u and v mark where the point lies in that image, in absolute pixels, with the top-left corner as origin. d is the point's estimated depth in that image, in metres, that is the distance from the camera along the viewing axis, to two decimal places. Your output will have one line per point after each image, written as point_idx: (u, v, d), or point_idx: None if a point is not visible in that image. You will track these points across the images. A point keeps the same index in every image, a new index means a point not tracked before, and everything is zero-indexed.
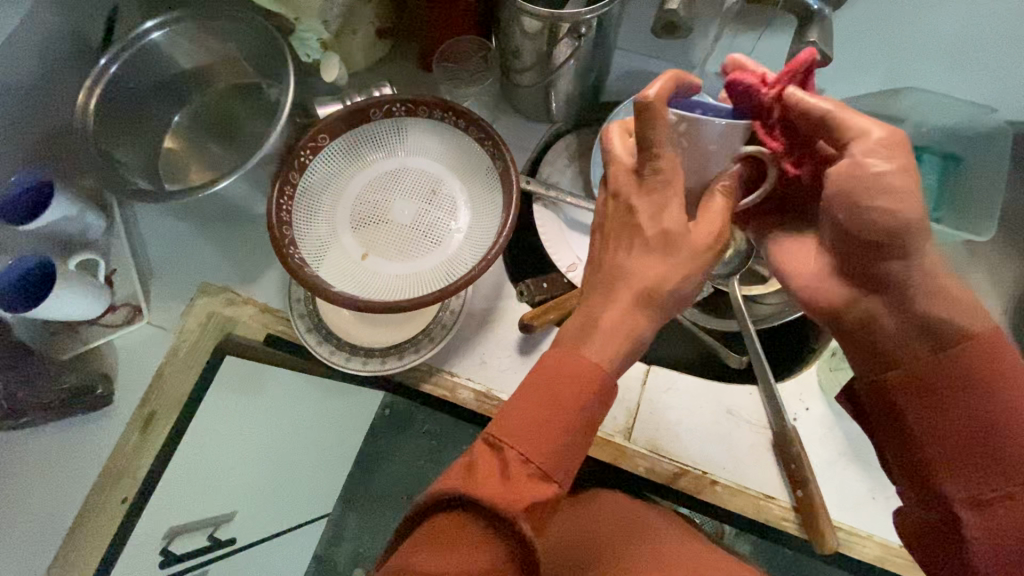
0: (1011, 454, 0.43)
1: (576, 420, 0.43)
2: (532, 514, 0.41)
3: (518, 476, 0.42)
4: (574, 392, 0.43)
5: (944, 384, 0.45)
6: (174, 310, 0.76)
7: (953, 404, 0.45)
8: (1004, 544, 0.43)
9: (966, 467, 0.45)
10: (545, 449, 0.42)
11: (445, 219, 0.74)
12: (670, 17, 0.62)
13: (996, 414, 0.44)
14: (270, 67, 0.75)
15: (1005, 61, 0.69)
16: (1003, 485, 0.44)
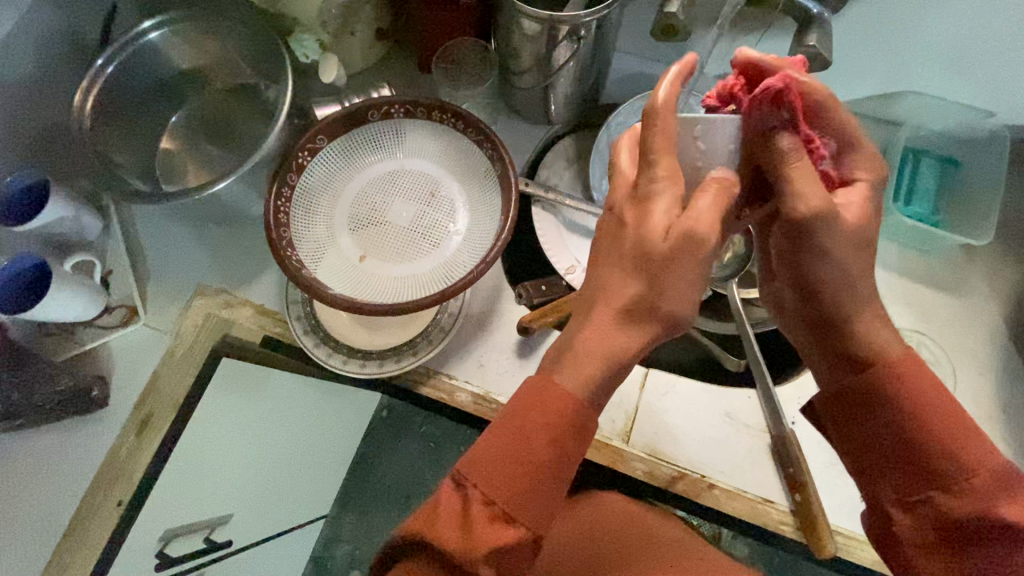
0: (937, 463, 0.43)
1: (544, 456, 0.42)
2: (494, 560, 0.41)
3: (480, 523, 0.41)
4: (542, 431, 0.42)
5: (867, 399, 0.46)
6: (172, 311, 0.76)
7: (875, 409, 0.46)
8: (933, 542, 0.44)
9: (892, 470, 0.46)
10: (511, 497, 0.42)
11: (444, 221, 0.74)
12: (669, 20, 0.62)
13: (915, 423, 0.44)
14: (269, 68, 0.75)
15: (1003, 65, 0.69)
16: (923, 487, 0.44)
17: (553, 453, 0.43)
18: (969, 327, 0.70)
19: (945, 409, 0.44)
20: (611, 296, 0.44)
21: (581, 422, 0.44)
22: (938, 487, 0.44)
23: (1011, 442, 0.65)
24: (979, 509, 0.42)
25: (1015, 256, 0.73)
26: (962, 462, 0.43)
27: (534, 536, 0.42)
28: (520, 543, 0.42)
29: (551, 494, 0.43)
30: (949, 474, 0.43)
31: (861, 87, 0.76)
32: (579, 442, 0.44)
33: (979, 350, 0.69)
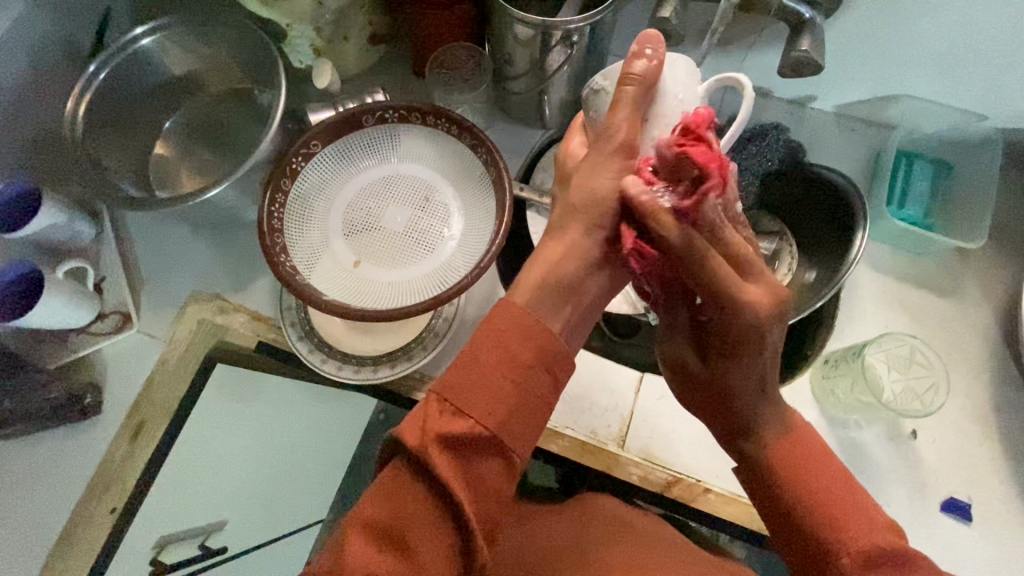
0: (813, 542, 0.44)
1: (506, 360, 0.41)
2: (451, 452, 0.39)
3: (437, 417, 0.40)
4: (499, 340, 0.42)
5: (759, 475, 0.47)
6: (165, 317, 0.75)
7: (766, 486, 0.46)
8: None
9: (783, 543, 0.46)
10: (469, 394, 0.40)
11: (438, 226, 0.73)
12: (662, 26, 0.62)
13: (798, 503, 0.45)
14: (262, 73, 0.75)
15: (994, 70, 0.69)
16: (811, 564, 0.44)
17: (513, 360, 0.41)
18: (963, 332, 0.70)
19: (834, 497, 0.44)
20: (554, 223, 0.47)
21: (542, 335, 0.42)
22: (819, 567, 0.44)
23: (1004, 447, 0.65)
24: None
25: (1008, 259, 0.73)
26: (840, 545, 0.43)
27: (494, 436, 0.40)
28: (479, 441, 0.40)
29: (515, 399, 0.41)
30: (825, 553, 0.43)
31: (854, 91, 0.76)
32: (543, 353, 0.42)
33: (972, 355, 0.69)
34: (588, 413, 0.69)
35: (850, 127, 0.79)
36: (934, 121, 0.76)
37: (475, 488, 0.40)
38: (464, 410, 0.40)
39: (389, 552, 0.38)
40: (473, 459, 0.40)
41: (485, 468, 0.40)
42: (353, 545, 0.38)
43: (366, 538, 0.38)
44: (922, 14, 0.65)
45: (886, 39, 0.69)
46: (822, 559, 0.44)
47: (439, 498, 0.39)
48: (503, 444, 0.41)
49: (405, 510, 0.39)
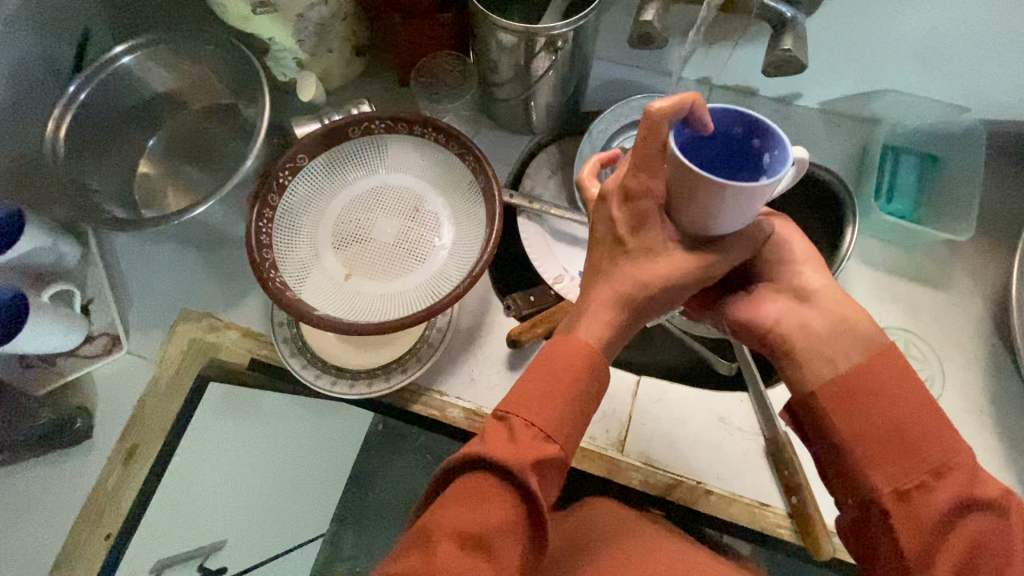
0: (925, 447, 0.42)
1: (575, 389, 0.45)
2: (538, 471, 0.42)
3: (522, 439, 0.43)
4: (573, 373, 0.45)
5: (863, 391, 0.43)
6: (155, 338, 0.74)
7: (868, 401, 0.43)
8: (928, 531, 0.41)
9: (888, 461, 0.42)
10: (547, 416, 0.44)
11: (429, 236, 0.73)
12: (645, 29, 0.62)
13: (902, 413, 0.42)
14: (245, 88, 0.75)
15: (973, 64, 0.69)
16: (920, 475, 0.42)
17: (579, 391, 0.45)
18: (955, 321, 0.71)
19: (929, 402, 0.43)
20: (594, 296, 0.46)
21: (605, 373, 0.46)
22: (928, 474, 0.41)
23: (1002, 435, 0.66)
24: (960, 492, 0.41)
25: (997, 248, 0.73)
26: (945, 448, 0.42)
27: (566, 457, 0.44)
28: (554, 460, 0.43)
29: (580, 423, 0.45)
30: (934, 457, 0.42)
31: (837, 87, 0.77)
32: (602, 390, 0.46)
33: (967, 344, 0.70)
34: None
35: (834, 123, 0.80)
36: (918, 116, 0.77)
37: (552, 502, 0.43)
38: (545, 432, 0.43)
39: (480, 559, 0.40)
40: (549, 476, 0.44)
41: (554, 483, 0.44)
42: (442, 551, 0.40)
43: (456, 547, 0.40)
44: (898, 11, 0.66)
45: (864, 35, 0.69)
46: (929, 462, 0.42)
47: (528, 510, 0.42)
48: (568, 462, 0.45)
49: (498, 520, 0.41)
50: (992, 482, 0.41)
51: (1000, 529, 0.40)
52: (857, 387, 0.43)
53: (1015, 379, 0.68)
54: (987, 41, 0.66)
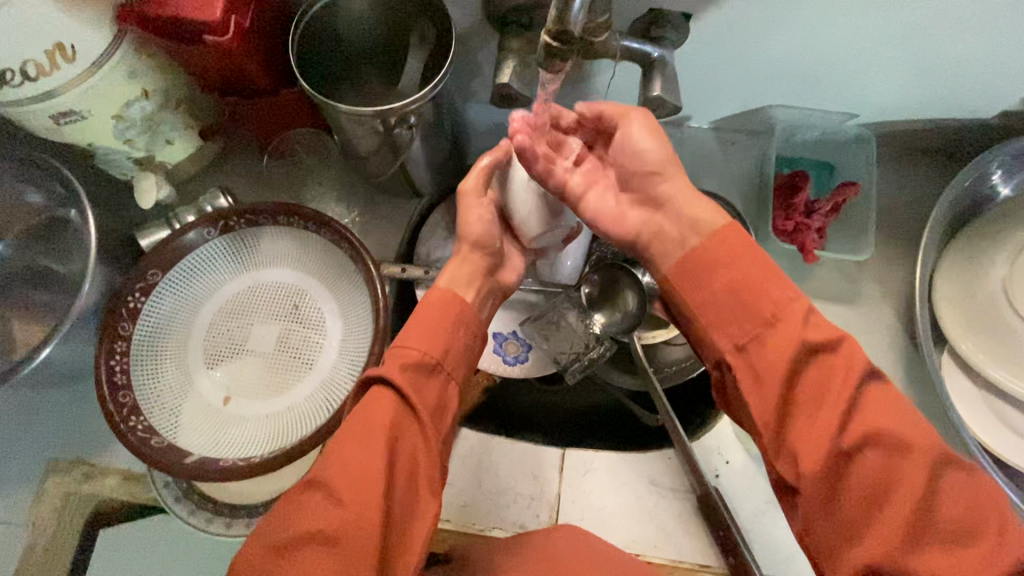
0: (755, 302, 0.44)
1: (442, 317, 0.47)
2: (408, 378, 0.44)
3: (392, 355, 0.45)
4: (437, 304, 0.47)
5: (711, 267, 0.46)
6: (21, 498, 0.65)
7: (707, 268, 0.46)
8: (772, 387, 0.42)
9: (728, 321, 0.45)
10: (414, 334, 0.46)
11: (314, 336, 0.66)
12: (505, 89, 0.56)
13: (739, 277, 0.44)
14: (68, 193, 0.64)
15: (853, 76, 0.66)
16: (752, 328, 0.43)
17: (440, 324, 0.47)
18: (868, 336, 0.69)
19: (762, 266, 0.44)
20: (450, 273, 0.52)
21: (467, 304, 0.49)
22: (762, 326, 0.43)
23: None
24: (787, 341, 0.42)
25: (900, 252, 0.72)
26: (776, 299, 0.43)
27: (438, 363, 0.46)
28: (426, 367, 0.45)
29: (454, 339, 0.47)
30: (762, 311, 0.43)
31: (723, 108, 0.73)
32: (470, 314, 0.48)
33: (883, 358, 0.69)
34: (514, 504, 0.65)
35: (729, 140, 0.76)
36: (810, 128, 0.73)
37: (428, 405, 0.45)
38: (417, 348, 0.45)
39: (358, 456, 0.41)
40: (424, 383, 0.45)
41: (434, 392, 0.46)
42: (335, 451, 0.42)
43: (340, 446, 0.42)
44: (770, 33, 0.61)
45: (741, 60, 0.64)
46: (762, 315, 0.43)
47: (407, 408, 0.44)
48: (446, 373, 0.46)
49: (378, 417, 0.42)
50: (820, 326, 0.42)
51: (841, 375, 0.41)
52: (699, 263, 0.46)
53: (929, 386, 0.67)
54: (861, 56, 0.63)
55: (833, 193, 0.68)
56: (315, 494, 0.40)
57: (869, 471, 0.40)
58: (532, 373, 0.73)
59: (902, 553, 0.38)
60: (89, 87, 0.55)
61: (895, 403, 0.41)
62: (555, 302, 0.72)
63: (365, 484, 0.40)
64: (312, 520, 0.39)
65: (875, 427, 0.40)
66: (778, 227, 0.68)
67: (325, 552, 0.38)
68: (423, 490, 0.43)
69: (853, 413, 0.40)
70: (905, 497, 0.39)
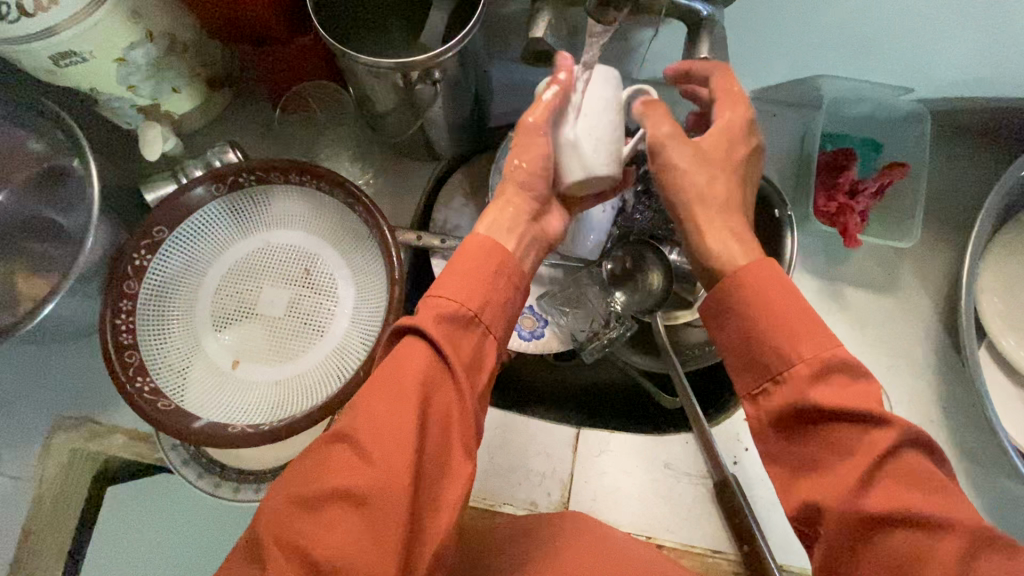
0: (768, 352, 0.38)
1: (483, 266, 0.43)
2: (444, 330, 0.41)
3: (426, 302, 0.42)
4: (475, 246, 0.44)
5: (719, 315, 0.41)
6: (27, 454, 0.64)
7: (720, 308, 0.40)
8: (788, 438, 0.38)
9: (742, 366, 0.40)
10: (452, 283, 0.42)
11: (325, 303, 0.63)
12: (538, 45, 0.52)
13: (759, 319, 0.39)
14: (66, 140, 0.60)
15: (918, 47, 0.60)
16: (767, 375, 0.38)
17: (478, 273, 0.43)
18: (901, 327, 0.67)
19: (790, 310, 0.38)
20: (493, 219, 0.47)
21: (509, 253, 0.44)
22: (773, 381, 0.38)
23: (950, 444, 0.64)
24: (801, 398, 0.36)
25: (943, 242, 0.69)
26: (794, 353, 0.37)
27: (475, 316, 0.42)
28: (463, 319, 0.42)
29: (496, 292, 0.43)
30: (774, 362, 0.38)
31: (768, 76, 0.67)
32: (513, 267, 0.44)
33: (913, 350, 0.66)
34: (526, 482, 0.64)
35: (769, 112, 0.72)
36: (859, 103, 0.68)
37: (464, 360, 0.41)
38: (452, 300, 0.42)
39: (393, 410, 0.38)
40: (460, 337, 0.42)
41: (472, 345, 0.42)
42: (362, 404, 0.39)
43: (371, 401, 0.39)
44: None
45: (794, 23, 0.59)
46: (773, 370, 0.38)
47: (441, 364, 0.40)
48: (484, 326, 0.43)
49: (411, 371, 0.39)
50: (845, 386, 0.36)
51: (863, 440, 0.35)
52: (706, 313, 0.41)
53: (962, 381, 0.65)
54: (928, 24, 0.57)
55: (880, 174, 0.64)
56: (341, 449, 0.38)
57: (890, 544, 0.34)
58: (545, 350, 0.68)
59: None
60: (88, 27, 0.50)
61: (930, 472, 0.35)
62: (576, 279, 0.70)
63: (400, 442, 0.38)
64: (338, 476, 0.37)
65: (900, 498, 0.34)
66: (819, 208, 0.65)
67: (349, 509, 0.37)
68: (457, 449, 0.41)
69: (875, 481, 0.35)
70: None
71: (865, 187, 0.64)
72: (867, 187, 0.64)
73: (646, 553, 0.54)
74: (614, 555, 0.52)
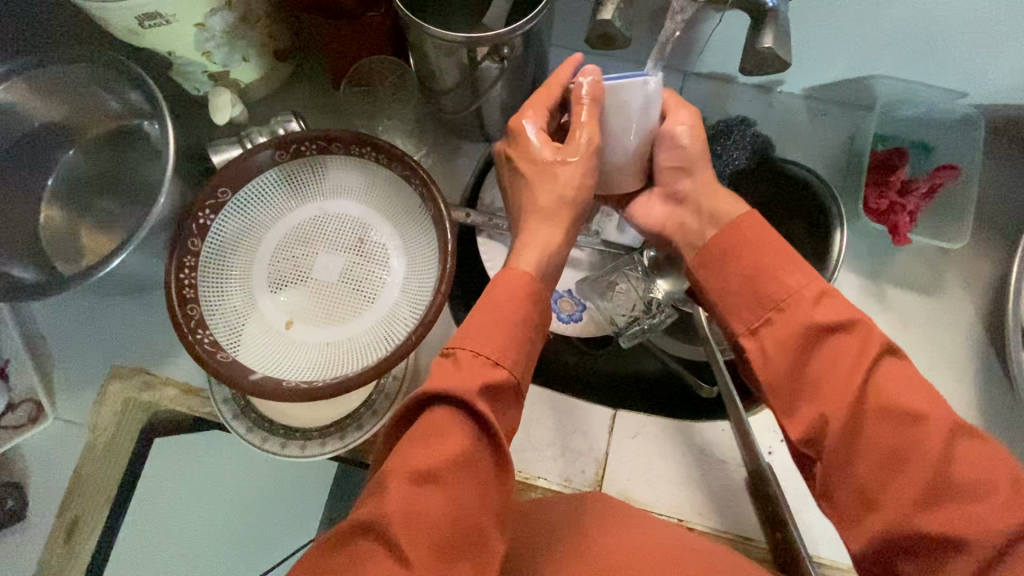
0: (769, 285, 0.44)
1: (522, 328, 0.44)
2: (485, 399, 0.41)
3: (465, 365, 0.42)
4: (515, 303, 0.45)
5: (730, 256, 0.47)
6: (84, 400, 0.67)
7: (727, 248, 0.47)
8: (783, 362, 0.43)
9: (742, 306, 0.45)
10: (491, 344, 0.43)
11: (377, 271, 0.65)
12: (605, 28, 0.53)
13: (756, 258, 0.46)
14: (144, 102, 0.63)
15: (978, 51, 0.60)
16: (765, 311, 0.44)
17: (514, 338, 0.44)
18: (944, 329, 0.67)
19: (785, 248, 0.45)
20: (544, 206, 0.51)
21: (533, 306, 0.46)
22: (773, 311, 0.44)
23: None
24: (796, 322, 0.42)
25: (990, 246, 0.69)
26: (788, 283, 0.44)
27: (512, 380, 0.43)
28: (502, 385, 0.42)
29: (522, 349, 0.44)
30: (774, 295, 0.44)
31: (823, 74, 0.68)
32: None
33: (954, 353, 0.66)
34: (561, 458, 0.65)
35: (821, 111, 0.72)
36: (912, 104, 0.69)
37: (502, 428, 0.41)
38: (495, 362, 0.42)
39: (433, 490, 0.37)
40: (497, 403, 0.42)
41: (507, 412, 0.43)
42: (394, 487, 0.37)
43: (408, 480, 0.37)
44: None
45: (855, 20, 0.59)
46: (774, 300, 0.44)
47: (479, 435, 0.40)
48: (518, 387, 0.44)
49: (452, 445, 0.38)
50: (833, 306, 0.42)
51: (856, 349, 0.40)
52: (721, 253, 0.47)
53: (1003, 386, 0.65)
54: (993, 28, 0.57)
55: (932, 174, 0.65)
56: (377, 539, 0.36)
57: (885, 440, 0.38)
58: (586, 334, 0.71)
59: (913, 517, 0.37)
60: None
61: (909, 374, 0.40)
62: (617, 264, 0.71)
63: (439, 521, 0.37)
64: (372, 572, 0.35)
65: (891, 397, 0.38)
66: (870, 205, 0.66)
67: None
68: (494, 523, 0.39)
69: (868, 384, 0.39)
70: (923, 464, 0.37)
71: (913, 184, 0.65)
72: (917, 185, 0.65)
73: (682, 531, 0.54)
74: (649, 525, 0.53)
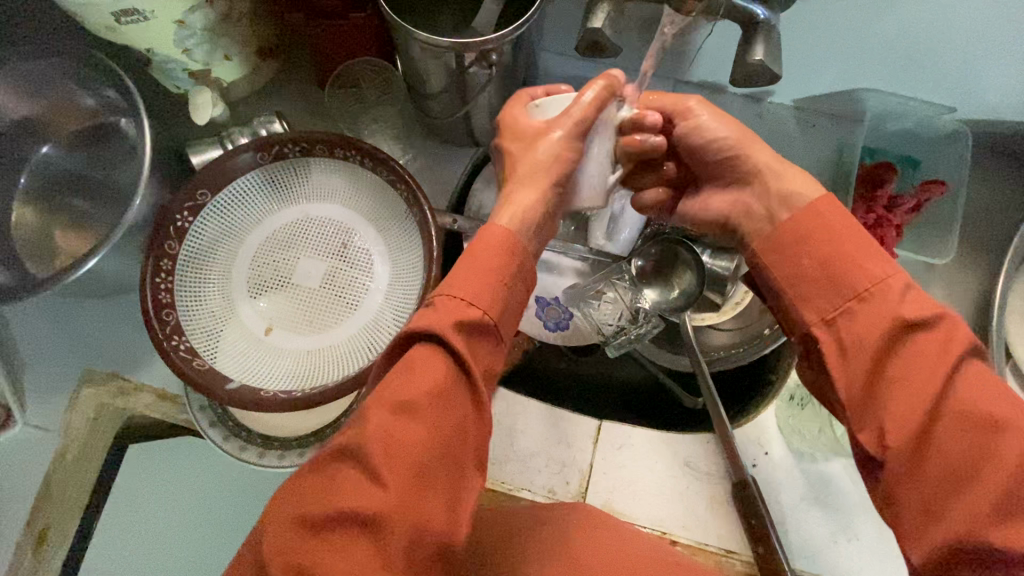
0: (849, 272, 0.39)
1: (507, 274, 0.42)
2: (465, 340, 0.39)
3: (445, 307, 0.40)
4: (502, 251, 0.43)
5: (797, 240, 0.42)
6: (54, 406, 0.64)
7: (802, 230, 0.42)
8: (859, 353, 0.37)
9: (818, 287, 0.40)
10: (473, 289, 0.41)
11: (361, 278, 0.64)
12: (595, 37, 0.52)
13: (833, 245, 0.40)
14: (120, 100, 0.61)
15: (965, 69, 0.61)
16: (842, 298, 0.39)
17: (493, 280, 0.42)
18: None
19: (861, 238, 0.40)
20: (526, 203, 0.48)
21: (526, 252, 0.44)
22: (854, 298, 0.38)
23: None
24: (884, 315, 0.37)
25: (971, 262, 0.69)
26: (873, 270, 0.38)
27: (494, 325, 0.41)
28: (483, 330, 0.41)
29: (511, 296, 0.43)
30: (857, 281, 0.38)
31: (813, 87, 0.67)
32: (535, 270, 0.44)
33: None
34: (546, 470, 0.64)
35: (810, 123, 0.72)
36: (899, 120, 0.69)
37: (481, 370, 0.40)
38: (479, 309, 0.40)
39: (407, 422, 0.36)
40: (478, 346, 0.40)
41: (488, 355, 0.41)
42: (373, 419, 0.36)
43: (385, 411, 0.36)
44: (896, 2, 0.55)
45: (849, 34, 0.59)
46: (854, 288, 0.38)
47: (461, 374, 0.39)
48: (500, 336, 0.42)
49: (427, 381, 0.37)
50: (923, 299, 0.37)
51: (939, 349, 0.35)
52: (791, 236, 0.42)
53: None
54: (980, 47, 0.58)
55: (919, 190, 0.66)
56: (351, 467, 0.36)
57: (956, 452, 0.33)
58: (570, 341, 0.71)
59: (987, 530, 0.31)
60: None
61: (996, 382, 0.34)
62: (604, 273, 0.68)
63: (416, 454, 0.36)
64: (346, 498, 0.34)
65: (974, 407, 0.33)
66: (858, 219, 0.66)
67: (361, 531, 0.34)
68: (470, 464, 0.39)
69: (948, 396, 0.34)
70: (997, 479, 0.32)
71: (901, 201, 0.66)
72: (904, 201, 0.66)
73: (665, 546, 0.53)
74: (629, 533, 0.53)
